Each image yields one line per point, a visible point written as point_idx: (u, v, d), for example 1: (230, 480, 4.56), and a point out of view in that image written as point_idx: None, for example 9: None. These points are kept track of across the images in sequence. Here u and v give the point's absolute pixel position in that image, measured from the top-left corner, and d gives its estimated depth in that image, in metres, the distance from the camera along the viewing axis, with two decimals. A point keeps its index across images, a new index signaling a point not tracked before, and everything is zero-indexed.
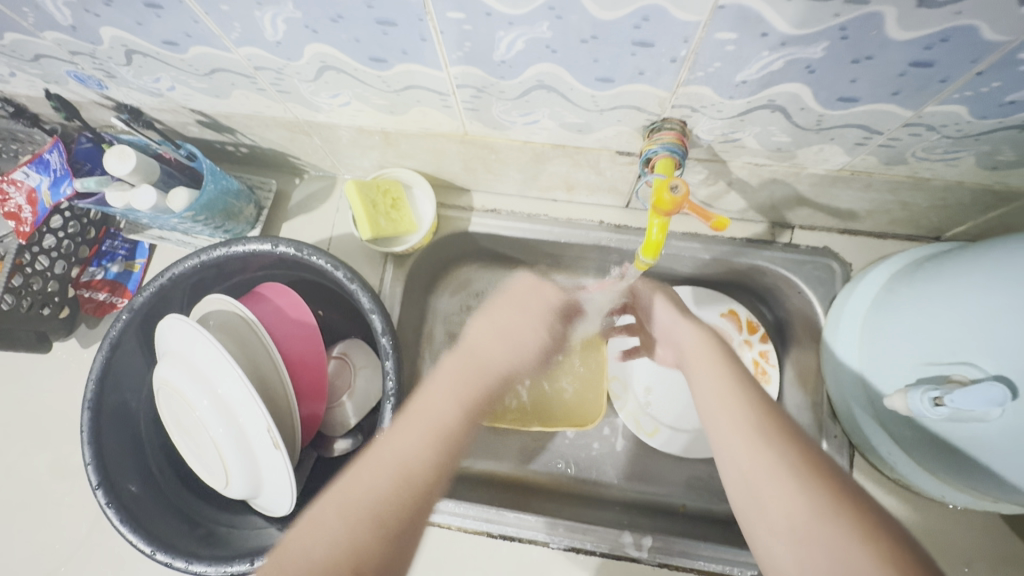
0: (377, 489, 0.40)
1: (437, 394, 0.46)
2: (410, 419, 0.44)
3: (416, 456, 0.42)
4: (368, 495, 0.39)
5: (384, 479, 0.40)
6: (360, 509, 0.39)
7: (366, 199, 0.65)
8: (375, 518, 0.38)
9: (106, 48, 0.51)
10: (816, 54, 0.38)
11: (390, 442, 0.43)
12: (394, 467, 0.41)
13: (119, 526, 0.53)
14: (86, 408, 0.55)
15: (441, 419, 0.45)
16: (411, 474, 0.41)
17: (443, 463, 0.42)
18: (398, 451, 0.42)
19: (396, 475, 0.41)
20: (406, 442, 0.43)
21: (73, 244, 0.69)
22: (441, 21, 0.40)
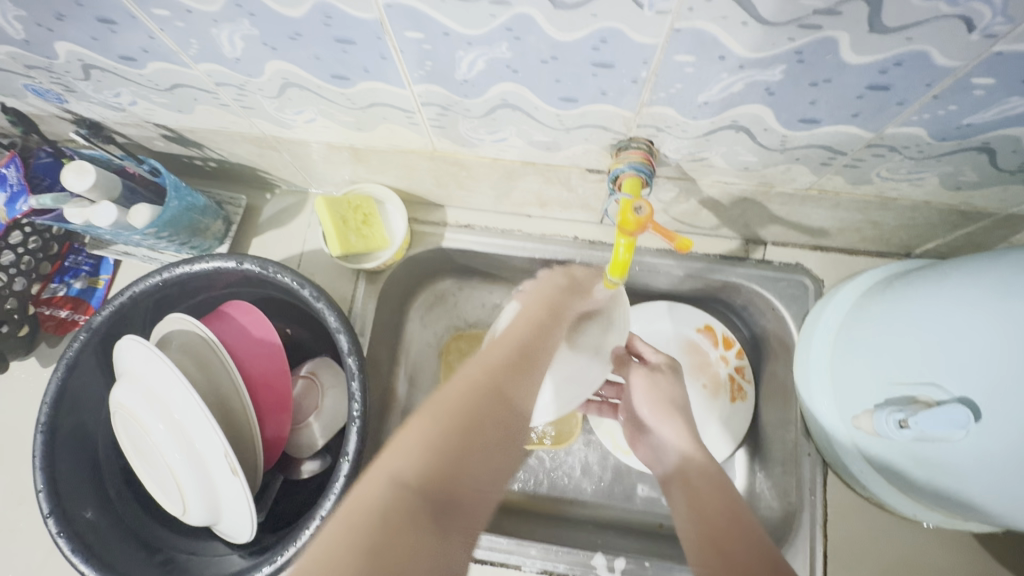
0: (467, 397, 0.39)
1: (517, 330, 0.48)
2: (490, 352, 0.45)
3: (503, 372, 0.42)
4: (458, 404, 0.38)
5: (480, 389, 0.40)
6: (465, 409, 0.38)
7: (336, 215, 0.64)
8: (474, 421, 0.38)
9: (62, 62, 0.49)
10: (775, 77, 0.38)
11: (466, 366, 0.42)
12: (487, 381, 0.41)
13: (70, 556, 0.51)
14: (39, 432, 0.53)
15: (512, 349, 0.45)
16: (498, 388, 0.41)
17: (516, 381, 0.43)
18: (489, 369, 0.42)
19: (487, 387, 0.40)
20: (486, 360, 0.43)
21: (34, 260, 0.67)
22: (400, 40, 0.39)
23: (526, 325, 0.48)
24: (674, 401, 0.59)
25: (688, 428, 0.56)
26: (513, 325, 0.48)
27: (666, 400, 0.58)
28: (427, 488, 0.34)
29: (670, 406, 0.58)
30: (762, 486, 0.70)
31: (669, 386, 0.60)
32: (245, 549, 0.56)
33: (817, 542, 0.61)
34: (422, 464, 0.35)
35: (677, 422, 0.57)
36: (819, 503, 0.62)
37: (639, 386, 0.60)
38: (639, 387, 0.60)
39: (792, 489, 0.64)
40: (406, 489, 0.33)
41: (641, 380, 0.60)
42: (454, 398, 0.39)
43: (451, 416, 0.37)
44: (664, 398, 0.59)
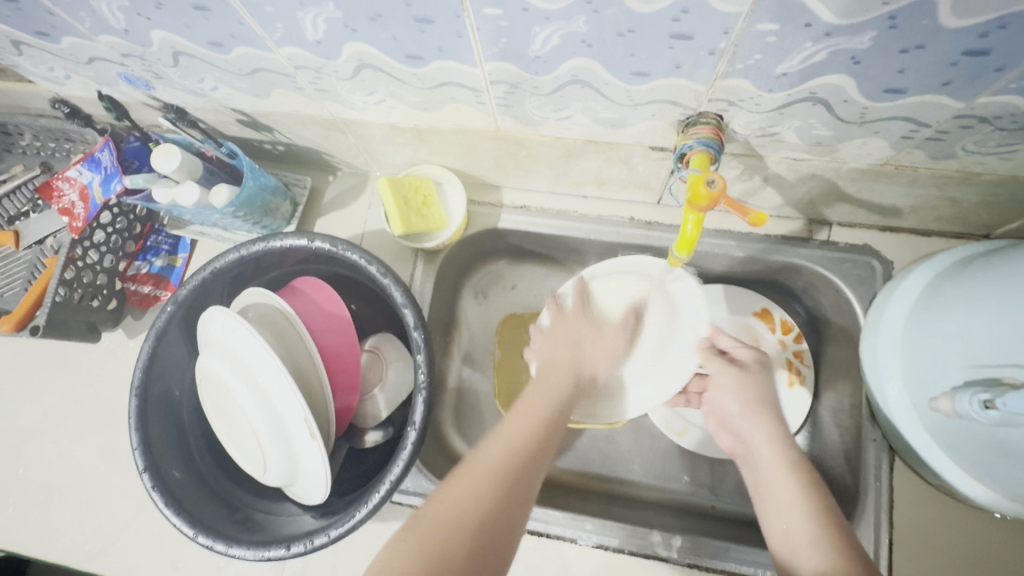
0: (493, 475, 0.45)
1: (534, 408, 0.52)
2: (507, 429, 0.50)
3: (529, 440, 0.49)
4: (473, 508, 0.42)
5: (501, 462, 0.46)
6: (479, 492, 0.44)
7: (398, 195, 0.66)
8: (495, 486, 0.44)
9: (155, 49, 0.53)
10: (863, 44, 0.37)
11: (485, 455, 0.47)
12: (522, 441, 0.48)
13: (163, 509, 0.55)
14: (133, 395, 0.58)
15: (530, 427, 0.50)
16: (550, 411, 0.52)
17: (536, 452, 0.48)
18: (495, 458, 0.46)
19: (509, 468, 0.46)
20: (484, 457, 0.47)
21: (121, 239, 0.72)
22: (477, 17, 0.40)
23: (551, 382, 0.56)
24: (768, 403, 0.57)
25: (778, 430, 0.55)
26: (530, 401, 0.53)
27: (761, 403, 0.57)
28: (469, 543, 0.40)
29: (762, 407, 0.56)
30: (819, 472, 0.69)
31: (759, 389, 0.58)
32: (317, 510, 0.59)
33: (880, 528, 0.60)
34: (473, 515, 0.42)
35: (769, 419, 0.56)
36: (884, 489, 0.60)
37: (729, 386, 0.58)
38: (728, 388, 0.59)
39: (855, 474, 0.63)
40: (478, 523, 0.42)
41: (731, 378, 0.59)
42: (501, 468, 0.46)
43: (476, 493, 0.44)
44: (757, 399, 0.57)
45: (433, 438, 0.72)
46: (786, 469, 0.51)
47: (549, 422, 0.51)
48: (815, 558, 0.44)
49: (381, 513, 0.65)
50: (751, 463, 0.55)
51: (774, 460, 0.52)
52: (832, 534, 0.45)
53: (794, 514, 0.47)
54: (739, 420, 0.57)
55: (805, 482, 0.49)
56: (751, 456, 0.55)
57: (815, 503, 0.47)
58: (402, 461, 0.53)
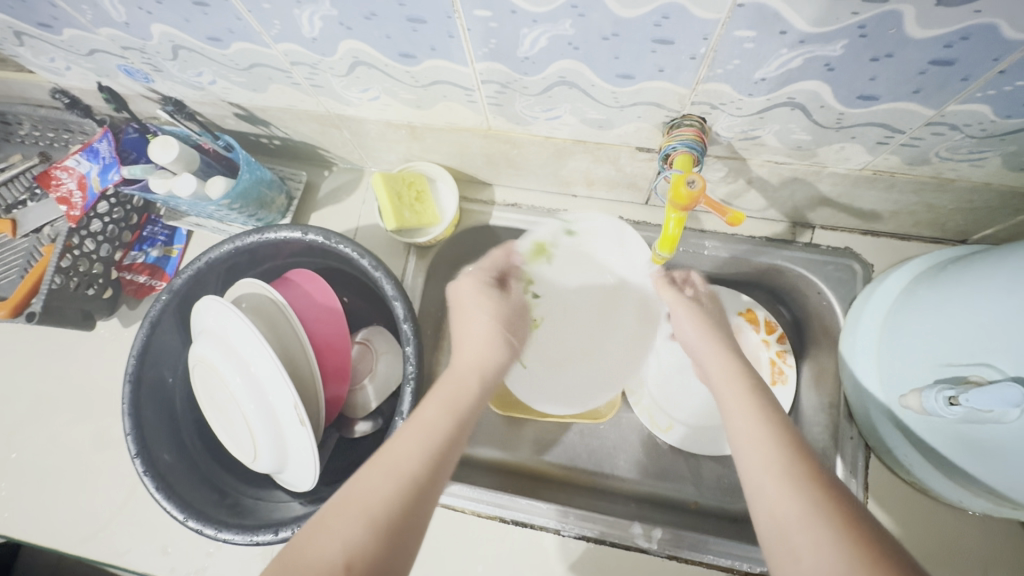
0: (400, 475, 0.42)
1: (440, 395, 0.49)
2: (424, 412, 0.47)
3: (443, 425, 0.46)
4: (384, 499, 0.40)
5: (419, 449, 0.44)
6: (381, 477, 0.41)
7: (392, 191, 0.68)
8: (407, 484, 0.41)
9: (155, 43, 0.54)
10: (835, 52, 0.38)
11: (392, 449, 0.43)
12: (439, 434, 0.45)
13: (154, 493, 0.56)
14: (127, 381, 0.59)
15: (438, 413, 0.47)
16: (462, 414, 0.48)
17: (443, 443, 0.45)
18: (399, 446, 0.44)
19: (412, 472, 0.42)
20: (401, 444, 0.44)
21: (117, 229, 0.73)
22: (468, 18, 0.42)
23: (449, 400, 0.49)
24: (716, 326, 0.59)
25: (734, 352, 0.55)
26: (431, 401, 0.48)
27: (710, 325, 0.58)
28: (368, 527, 0.38)
29: (717, 330, 0.58)
30: None
31: (712, 317, 0.60)
32: (304, 497, 0.61)
33: None
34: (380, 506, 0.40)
35: (725, 340, 0.56)
36: (858, 485, 0.62)
37: (686, 315, 0.60)
38: (685, 315, 0.60)
39: (832, 471, 0.64)
40: (379, 516, 0.39)
41: (688, 305, 0.61)
42: (404, 457, 0.43)
43: (391, 482, 0.41)
44: (706, 317, 0.59)
45: None
46: (736, 373, 0.51)
47: (460, 415, 0.48)
48: (780, 488, 0.39)
49: None
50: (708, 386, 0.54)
51: (723, 370, 0.52)
52: (799, 459, 0.41)
53: (739, 408, 0.47)
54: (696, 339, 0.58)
55: (765, 406, 0.46)
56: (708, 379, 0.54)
57: (759, 398, 0.47)
58: None
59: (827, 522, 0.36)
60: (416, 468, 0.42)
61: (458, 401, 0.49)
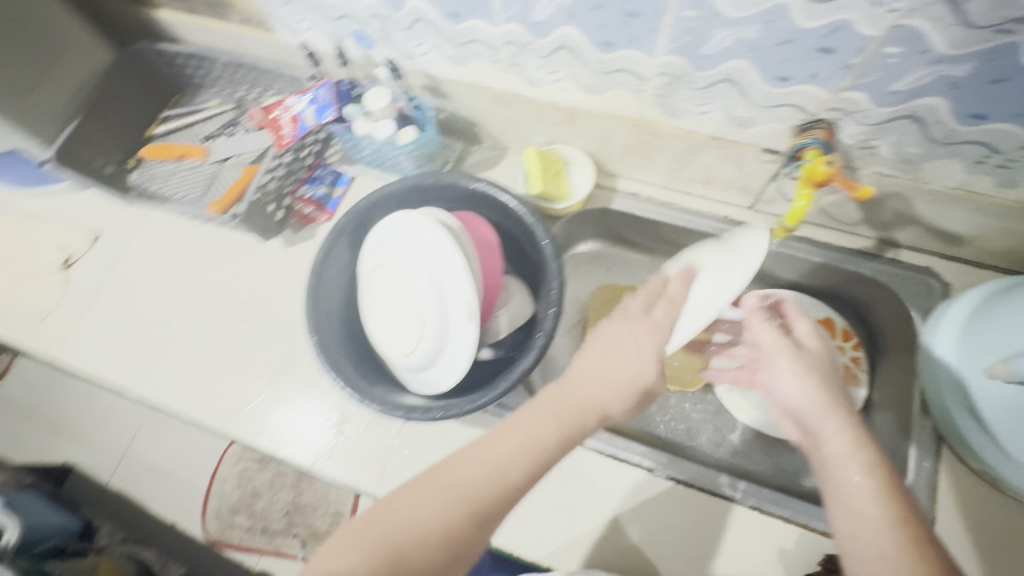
0: (409, 534, 0.45)
1: (527, 433, 0.51)
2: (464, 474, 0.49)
3: (550, 431, 0.51)
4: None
5: (444, 507, 0.47)
6: (407, 548, 0.44)
7: (541, 163, 0.81)
8: (471, 503, 0.47)
9: (402, 14, 0.70)
10: (961, 72, 0.50)
11: (463, 455, 0.50)
12: (511, 460, 0.49)
13: (323, 366, 0.68)
14: (312, 275, 0.72)
15: (520, 457, 0.50)
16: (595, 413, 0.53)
17: (475, 524, 0.47)
18: (411, 499, 0.47)
19: (456, 493, 0.48)
20: (490, 458, 0.50)
21: (299, 163, 0.87)
22: (675, 17, 0.56)
23: (561, 414, 0.53)
24: (821, 378, 0.58)
25: (843, 407, 0.56)
26: (508, 429, 0.51)
27: (815, 376, 0.58)
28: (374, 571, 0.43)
29: (816, 374, 0.58)
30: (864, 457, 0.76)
31: (817, 366, 0.60)
32: (430, 396, 0.70)
33: (925, 504, 0.67)
34: (431, 527, 0.46)
35: (823, 392, 0.57)
36: (930, 470, 0.69)
37: (789, 366, 0.59)
38: (783, 355, 0.61)
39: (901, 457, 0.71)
40: (437, 535, 0.45)
41: (789, 356, 0.60)
42: (453, 494, 0.47)
43: (466, 494, 0.48)
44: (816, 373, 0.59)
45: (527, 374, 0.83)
46: (844, 431, 0.53)
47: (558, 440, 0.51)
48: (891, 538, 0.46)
49: (481, 420, 0.75)
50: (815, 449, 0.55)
51: (842, 435, 0.53)
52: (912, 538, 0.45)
53: (846, 455, 0.52)
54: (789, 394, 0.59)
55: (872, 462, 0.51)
56: (815, 442, 0.55)
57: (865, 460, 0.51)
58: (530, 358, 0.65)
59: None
60: (428, 542, 0.45)
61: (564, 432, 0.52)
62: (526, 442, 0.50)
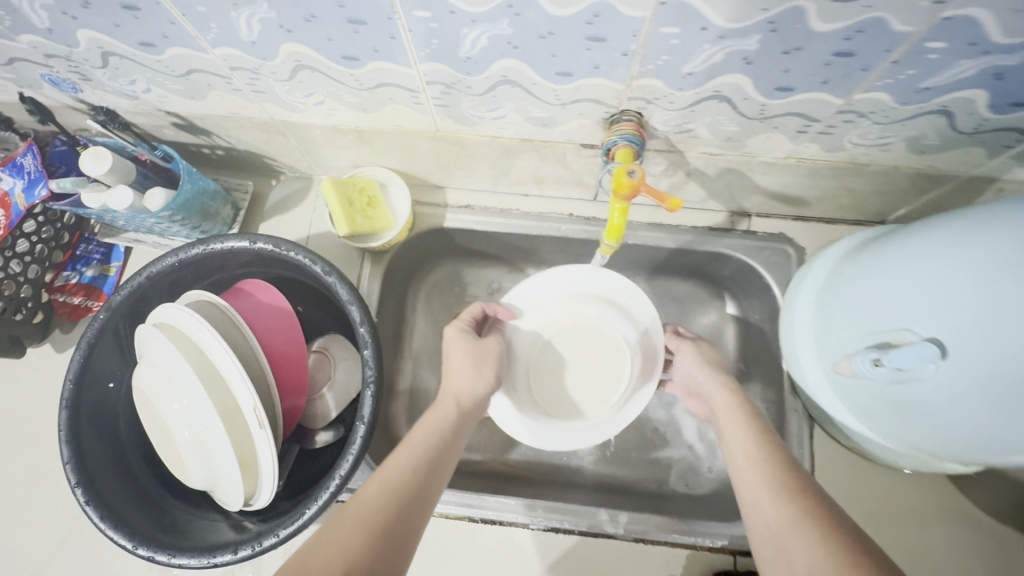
0: (368, 516, 0.43)
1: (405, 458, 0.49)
2: (386, 475, 0.47)
3: (435, 450, 0.52)
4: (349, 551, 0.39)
5: (367, 506, 0.44)
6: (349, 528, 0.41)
7: (342, 196, 0.67)
8: (376, 523, 0.42)
9: (82, 50, 0.52)
10: (752, 47, 0.41)
11: (340, 514, 0.43)
12: (409, 461, 0.49)
13: (99, 523, 0.53)
14: (63, 407, 0.55)
15: (408, 468, 0.49)
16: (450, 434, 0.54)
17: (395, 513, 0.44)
18: (354, 514, 0.43)
19: (421, 452, 0.51)
20: (364, 505, 0.44)
21: (47, 249, 0.69)
22: (409, 19, 0.43)
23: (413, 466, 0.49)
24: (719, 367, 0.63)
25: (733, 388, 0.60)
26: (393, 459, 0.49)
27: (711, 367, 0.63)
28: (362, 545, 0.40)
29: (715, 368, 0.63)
30: None
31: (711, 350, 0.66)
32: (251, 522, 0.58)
33: None
34: (382, 501, 0.44)
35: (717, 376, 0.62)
36: (805, 454, 0.66)
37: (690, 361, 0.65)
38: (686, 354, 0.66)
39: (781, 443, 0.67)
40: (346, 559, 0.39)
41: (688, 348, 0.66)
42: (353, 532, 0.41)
43: (354, 514, 0.43)
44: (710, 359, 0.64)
45: (384, 437, 0.73)
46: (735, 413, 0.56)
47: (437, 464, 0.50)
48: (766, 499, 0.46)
49: None
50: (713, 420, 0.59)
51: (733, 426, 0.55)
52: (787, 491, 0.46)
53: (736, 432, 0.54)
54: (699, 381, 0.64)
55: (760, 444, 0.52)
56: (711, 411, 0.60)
57: (756, 432, 0.53)
58: (353, 455, 0.53)
59: (810, 527, 0.41)
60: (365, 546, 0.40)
61: (433, 462, 0.50)
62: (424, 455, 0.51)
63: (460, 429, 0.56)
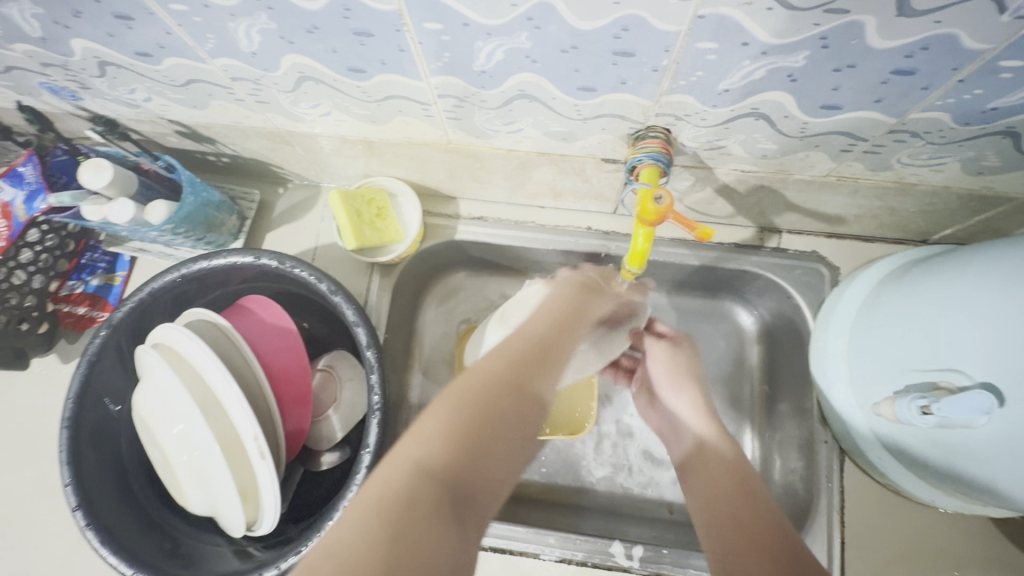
0: (477, 402, 0.40)
1: (509, 348, 0.46)
2: (483, 364, 0.44)
3: (545, 344, 0.48)
4: (430, 447, 0.37)
5: (477, 391, 0.41)
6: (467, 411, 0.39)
7: (350, 208, 0.64)
8: (483, 411, 0.40)
9: (78, 59, 0.49)
10: (798, 63, 0.37)
11: (425, 415, 0.39)
12: (519, 353, 0.46)
13: (98, 548, 0.51)
14: (63, 427, 0.54)
15: (503, 362, 0.44)
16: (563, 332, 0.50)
17: (508, 400, 0.42)
18: (467, 392, 0.41)
19: (537, 344, 0.47)
20: (478, 374, 0.42)
21: (52, 258, 0.67)
22: (418, 31, 0.39)
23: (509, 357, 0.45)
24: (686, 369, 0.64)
25: (699, 399, 0.61)
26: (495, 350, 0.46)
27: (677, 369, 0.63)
28: (454, 446, 0.37)
29: (688, 380, 0.62)
30: (774, 472, 0.69)
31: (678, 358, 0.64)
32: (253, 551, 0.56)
33: (833, 529, 0.60)
34: (486, 387, 0.42)
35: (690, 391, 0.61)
36: (835, 489, 0.61)
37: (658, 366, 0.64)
38: (659, 359, 0.64)
39: (809, 476, 0.63)
40: (425, 475, 0.35)
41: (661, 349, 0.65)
42: (434, 445, 0.37)
43: (470, 398, 0.40)
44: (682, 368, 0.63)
45: None
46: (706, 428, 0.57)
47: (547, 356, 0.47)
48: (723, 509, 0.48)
49: None
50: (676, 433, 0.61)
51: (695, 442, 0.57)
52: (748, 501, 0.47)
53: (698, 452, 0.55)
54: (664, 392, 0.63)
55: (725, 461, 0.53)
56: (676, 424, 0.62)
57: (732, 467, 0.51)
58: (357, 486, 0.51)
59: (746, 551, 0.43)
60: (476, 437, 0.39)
61: (543, 352, 0.47)
62: (542, 346, 0.47)
63: (586, 319, 0.54)
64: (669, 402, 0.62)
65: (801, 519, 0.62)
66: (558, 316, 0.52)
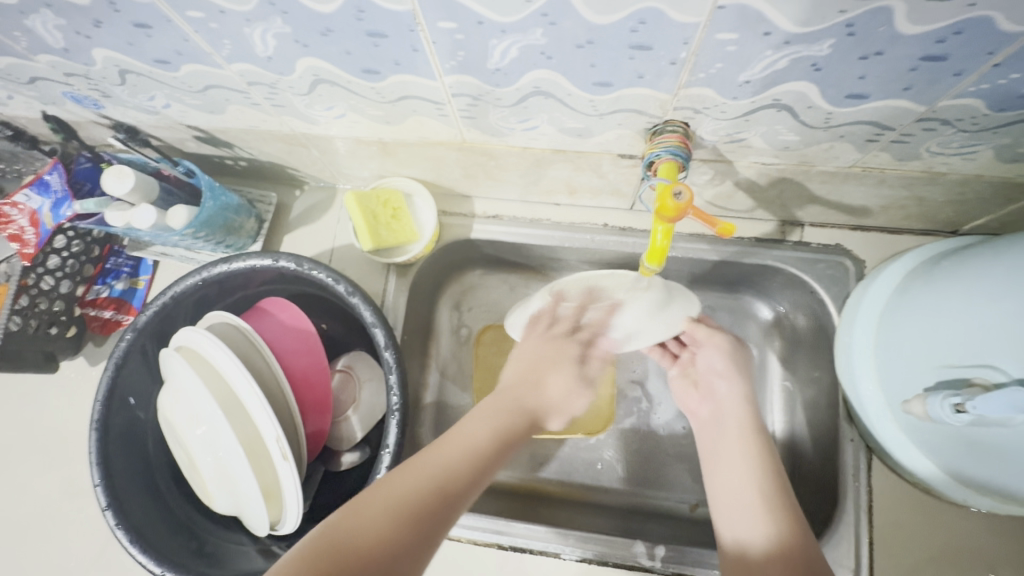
0: (456, 467, 0.44)
1: (473, 434, 0.47)
2: (468, 428, 0.48)
3: (500, 437, 0.48)
4: (383, 517, 0.38)
5: (459, 460, 0.44)
6: (424, 486, 0.41)
7: (366, 210, 0.64)
8: (430, 501, 0.40)
9: (99, 68, 0.50)
10: (823, 52, 0.36)
11: (426, 453, 0.44)
12: (485, 437, 0.47)
13: (128, 547, 0.53)
14: (93, 428, 0.55)
15: (483, 437, 0.47)
16: (506, 441, 0.48)
17: (474, 469, 0.44)
18: (427, 466, 0.43)
19: (499, 433, 0.49)
20: (456, 437, 0.47)
21: (78, 264, 0.68)
22: (432, 31, 0.39)
23: (498, 413, 0.51)
24: (744, 366, 0.61)
25: (751, 393, 0.59)
26: (478, 419, 0.49)
27: (738, 366, 0.60)
28: (412, 516, 0.39)
29: (741, 373, 0.60)
30: (798, 470, 0.68)
31: (731, 358, 0.61)
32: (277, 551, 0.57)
33: (860, 528, 0.59)
34: (460, 463, 0.44)
35: (743, 380, 0.59)
36: (863, 489, 0.60)
37: (716, 355, 0.61)
38: (717, 350, 0.61)
39: (835, 475, 0.62)
40: (376, 547, 0.36)
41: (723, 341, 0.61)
42: (391, 511, 0.38)
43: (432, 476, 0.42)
44: (738, 360, 0.61)
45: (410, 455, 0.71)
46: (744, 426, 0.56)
47: (510, 433, 0.49)
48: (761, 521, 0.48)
49: None
50: (714, 418, 0.59)
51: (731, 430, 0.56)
52: (779, 508, 0.48)
53: (739, 461, 0.53)
54: (716, 380, 0.60)
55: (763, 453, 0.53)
56: (716, 406, 0.60)
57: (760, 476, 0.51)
58: None
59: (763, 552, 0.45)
60: (400, 529, 0.38)
61: (508, 430, 0.49)
62: (502, 418, 0.50)
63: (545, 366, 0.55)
64: (718, 392, 0.60)
65: (828, 519, 0.60)
66: (532, 367, 0.55)
